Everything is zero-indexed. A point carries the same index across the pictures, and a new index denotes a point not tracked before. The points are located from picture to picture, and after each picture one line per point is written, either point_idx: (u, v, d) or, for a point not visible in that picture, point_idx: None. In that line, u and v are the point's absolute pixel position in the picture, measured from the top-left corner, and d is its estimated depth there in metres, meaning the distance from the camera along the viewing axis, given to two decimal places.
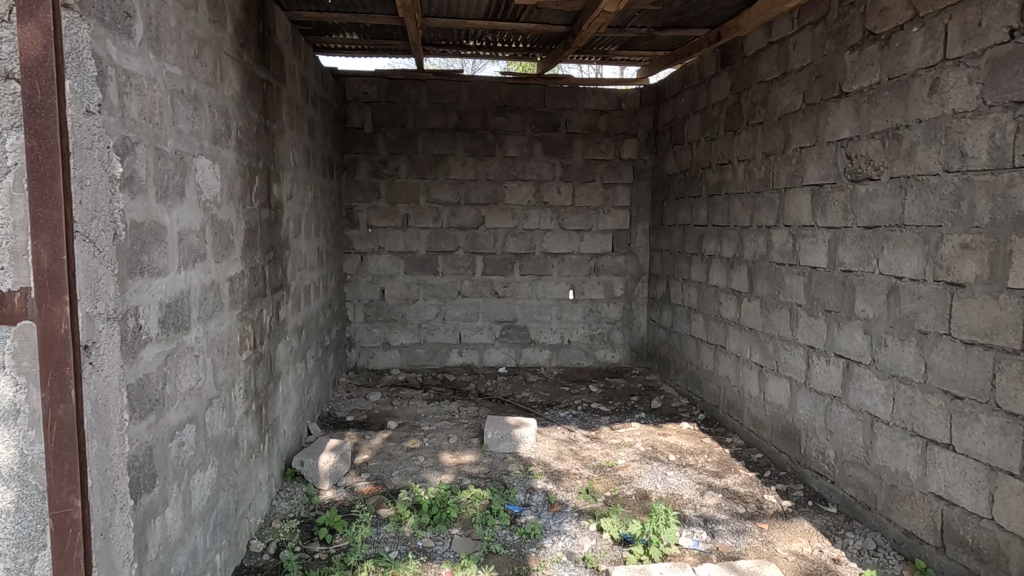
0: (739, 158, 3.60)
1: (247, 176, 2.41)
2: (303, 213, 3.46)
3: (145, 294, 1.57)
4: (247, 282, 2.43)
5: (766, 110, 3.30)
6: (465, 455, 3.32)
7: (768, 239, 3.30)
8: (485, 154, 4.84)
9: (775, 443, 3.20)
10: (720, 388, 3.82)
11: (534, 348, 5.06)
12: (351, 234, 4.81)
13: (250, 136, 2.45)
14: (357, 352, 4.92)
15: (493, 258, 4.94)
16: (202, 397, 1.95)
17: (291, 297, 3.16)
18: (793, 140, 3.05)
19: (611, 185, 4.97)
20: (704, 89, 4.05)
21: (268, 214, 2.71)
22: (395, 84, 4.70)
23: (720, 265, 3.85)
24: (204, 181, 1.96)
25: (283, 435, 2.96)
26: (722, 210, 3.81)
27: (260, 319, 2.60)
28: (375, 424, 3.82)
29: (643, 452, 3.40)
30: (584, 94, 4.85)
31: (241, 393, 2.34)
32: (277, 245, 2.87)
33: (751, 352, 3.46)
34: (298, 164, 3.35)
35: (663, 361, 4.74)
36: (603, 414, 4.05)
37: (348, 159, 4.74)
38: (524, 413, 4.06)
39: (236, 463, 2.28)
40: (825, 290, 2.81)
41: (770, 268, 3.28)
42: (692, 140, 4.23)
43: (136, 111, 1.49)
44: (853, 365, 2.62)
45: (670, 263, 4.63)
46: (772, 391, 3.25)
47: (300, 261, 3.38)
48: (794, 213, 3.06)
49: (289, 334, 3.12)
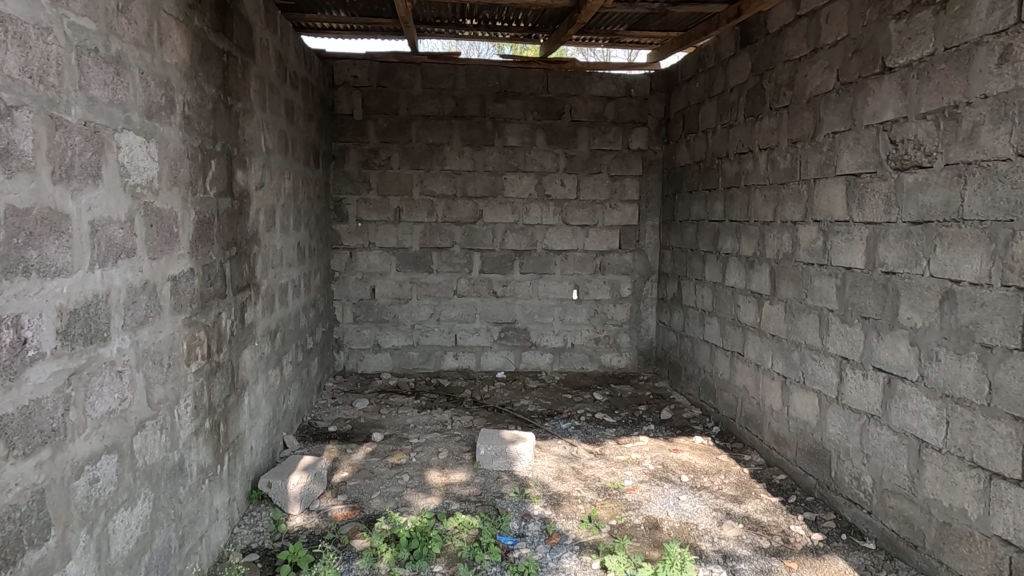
0: (760, 147, 3.26)
1: (199, 160, 2.09)
2: (279, 205, 3.14)
3: (35, 298, 1.25)
4: (200, 282, 2.11)
5: (792, 92, 2.96)
6: (456, 473, 3.00)
7: (794, 236, 2.96)
8: (483, 143, 4.50)
9: (802, 464, 2.87)
10: (738, 399, 3.49)
11: (535, 351, 4.74)
12: (339, 228, 4.49)
13: (204, 113, 2.13)
14: (346, 355, 4.62)
15: (491, 255, 4.61)
16: (130, 421, 1.63)
17: (263, 298, 2.85)
18: (825, 124, 2.71)
19: (619, 178, 4.63)
20: (722, 71, 3.71)
21: (229, 204, 2.39)
22: (387, 68, 4.39)
23: (738, 265, 3.51)
24: (133, 161, 1.64)
25: (249, 452, 2.65)
26: (741, 204, 3.47)
27: (218, 324, 2.28)
28: (359, 435, 3.50)
29: (652, 471, 3.07)
30: (590, 80, 4.51)
31: (191, 410, 2.03)
32: (242, 239, 2.55)
33: (774, 361, 3.13)
34: (272, 150, 3.02)
35: (673, 367, 4.41)
36: (608, 425, 3.72)
37: (336, 148, 4.43)
38: (522, 424, 3.74)
39: (182, 493, 1.96)
40: (863, 294, 2.47)
41: (796, 270, 2.94)
42: (708, 128, 3.89)
43: (16, 65, 1.17)
44: (897, 381, 2.29)
45: (682, 261, 4.30)
46: (799, 406, 2.91)
47: (274, 258, 3.06)
48: (825, 207, 2.72)
49: (259, 340, 2.80)
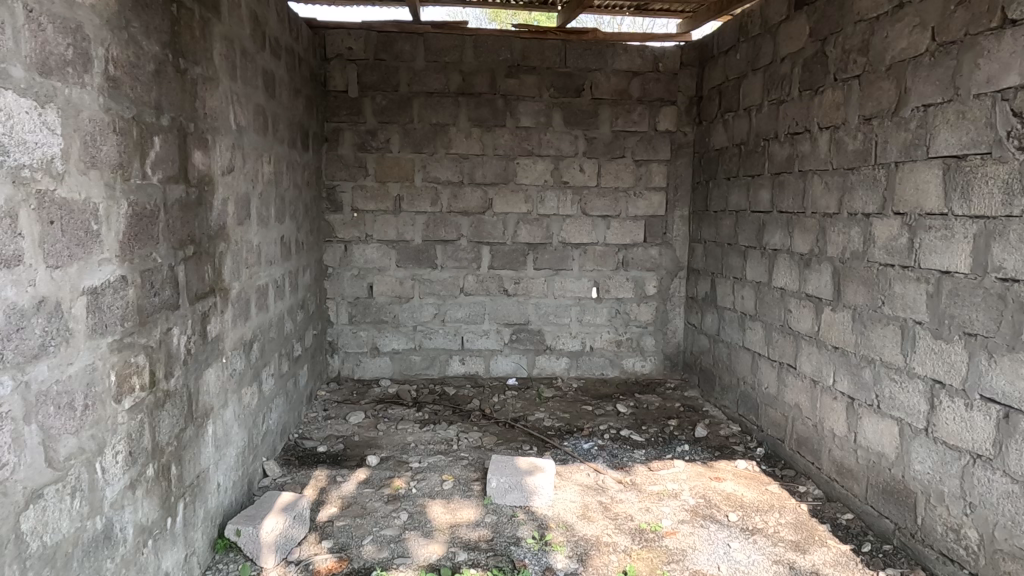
0: (821, 125, 2.77)
1: (135, 134, 1.62)
2: (255, 194, 2.68)
3: None
4: (137, 293, 1.65)
5: (867, 58, 2.47)
6: (463, 509, 2.56)
7: (867, 231, 2.48)
8: (493, 124, 4.02)
9: (876, 505, 2.40)
10: (788, 419, 3.03)
11: (550, 355, 4.28)
12: (332, 219, 4.03)
13: (143, 77, 1.67)
14: (341, 359, 4.17)
15: (502, 248, 4.14)
16: (14, 496, 1.18)
17: (234, 305, 2.39)
18: (913, 95, 2.23)
19: (645, 163, 4.15)
20: (769, 39, 3.22)
21: (183, 192, 1.93)
22: (385, 38, 3.91)
23: (789, 263, 3.03)
24: (15, 134, 1.17)
25: (215, 492, 2.21)
26: (794, 194, 2.99)
27: (167, 343, 1.83)
28: (352, 458, 3.06)
29: (694, 507, 2.61)
30: (614, 52, 4.02)
31: (124, 459, 1.58)
32: (202, 235, 2.09)
33: (837, 378, 2.66)
34: (246, 127, 2.55)
35: (707, 376, 3.95)
36: (636, 445, 3.26)
37: (329, 129, 3.96)
38: (538, 442, 3.29)
39: (112, 568, 1.51)
40: (969, 305, 2.00)
41: (869, 271, 2.46)
42: (751, 106, 3.40)
43: None
44: (1019, 417, 1.82)
45: (717, 257, 3.82)
46: (872, 435, 2.44)
47: (249, 256, 2.60)
48: (912, 197, 2.23)
49: (229, 354, 2.35)
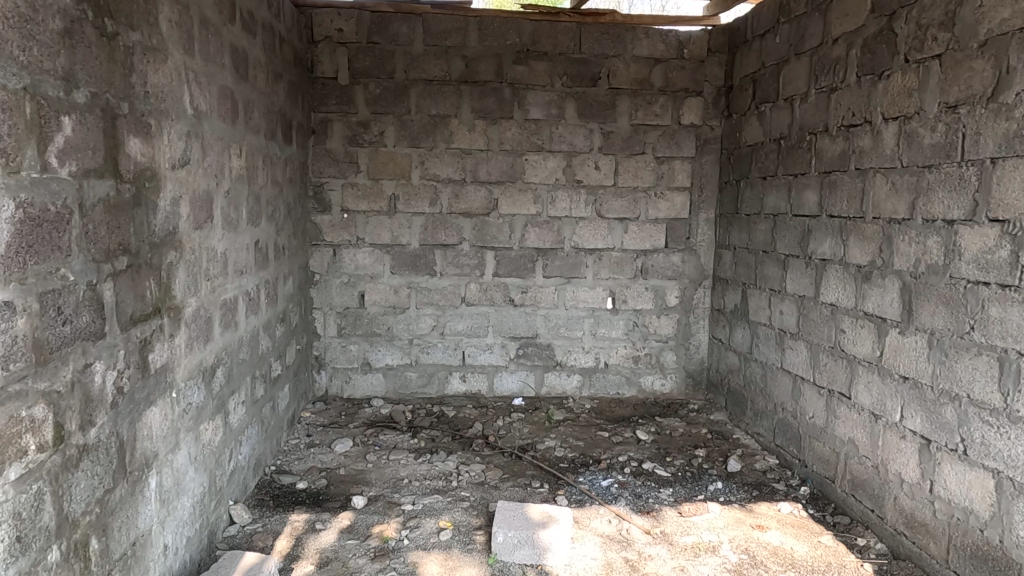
0: (886, 116, 2.36)
1: (28, 111, 1.21)
2: (221, 192, 2.27)
3: None
4: (33, 323, 1.24)
5: (952, 33, 2.06)
6: (465, 567, 2.15)
7: (949, 241, 2.06)
8: (500, 115, 3.60)
9: (962, 571, 2.00)
10: (840, 456, 2.62)
11: (560, 372, 3.87)
12: (319, 220, 3.62)
13: (43, 36, 1.26)
14: (328, 376, 3.77)
15: (509, 254, 3.73)
16: None
17: (189, 327, 1.98)
18: (1019, 75, 1.82)
19: (667, 160, 3.73)
20: (818, 17, 2.81)
21: (110, 189, 1.52)
22: (380, 19, 3.50)
23: (842, 276, 2.62)
24: None
25: (159, 557, 1.79)
26: (849, 196, 2.57)
27: (85, 384, 1.42)
28: (336, 497, 2.65)
29: (737, 567, 2.19)
30: (634, 36, 3.61)
31: (7, 550, 1.16)
32: (142, 242, 1.68)
33: (907, 414, 2.25)
34: (208, 112, 2.14)
35: (737, 399, 3.53)
36: (662, 482, 2.84)
37: (316, 120, 3.55)
38: (550, 477, 2.88)
39: None
40: None
41: (953, 290, 2.05)
42: (794, 95, 2.99)
43: None
44: None
45: (749, 264, 3.41)
46: (956, 486, 2.03)
47: (211, 265, 2.19)
48: (1017, 200, 1.83)
49: (182, 385, 1.94)
